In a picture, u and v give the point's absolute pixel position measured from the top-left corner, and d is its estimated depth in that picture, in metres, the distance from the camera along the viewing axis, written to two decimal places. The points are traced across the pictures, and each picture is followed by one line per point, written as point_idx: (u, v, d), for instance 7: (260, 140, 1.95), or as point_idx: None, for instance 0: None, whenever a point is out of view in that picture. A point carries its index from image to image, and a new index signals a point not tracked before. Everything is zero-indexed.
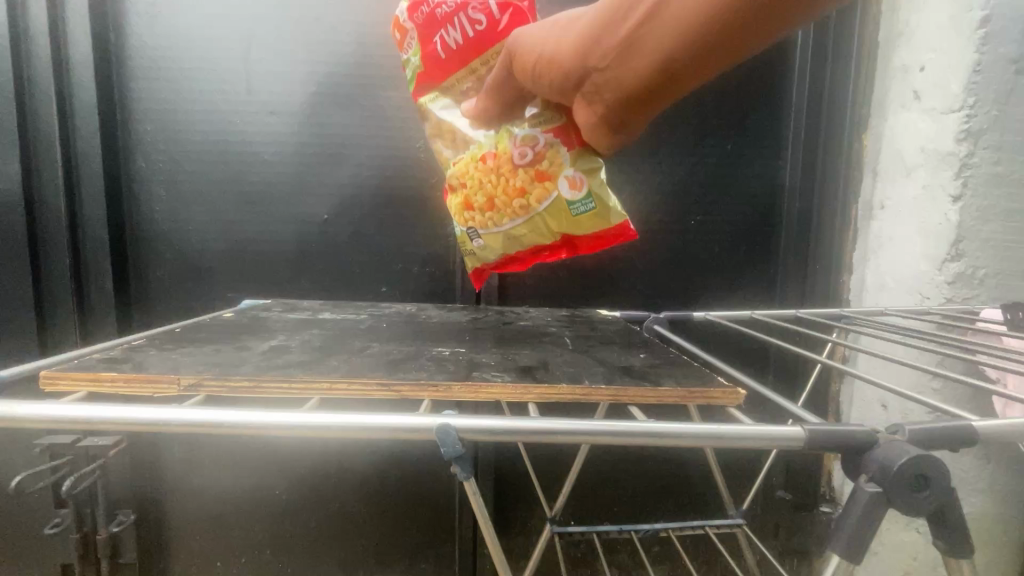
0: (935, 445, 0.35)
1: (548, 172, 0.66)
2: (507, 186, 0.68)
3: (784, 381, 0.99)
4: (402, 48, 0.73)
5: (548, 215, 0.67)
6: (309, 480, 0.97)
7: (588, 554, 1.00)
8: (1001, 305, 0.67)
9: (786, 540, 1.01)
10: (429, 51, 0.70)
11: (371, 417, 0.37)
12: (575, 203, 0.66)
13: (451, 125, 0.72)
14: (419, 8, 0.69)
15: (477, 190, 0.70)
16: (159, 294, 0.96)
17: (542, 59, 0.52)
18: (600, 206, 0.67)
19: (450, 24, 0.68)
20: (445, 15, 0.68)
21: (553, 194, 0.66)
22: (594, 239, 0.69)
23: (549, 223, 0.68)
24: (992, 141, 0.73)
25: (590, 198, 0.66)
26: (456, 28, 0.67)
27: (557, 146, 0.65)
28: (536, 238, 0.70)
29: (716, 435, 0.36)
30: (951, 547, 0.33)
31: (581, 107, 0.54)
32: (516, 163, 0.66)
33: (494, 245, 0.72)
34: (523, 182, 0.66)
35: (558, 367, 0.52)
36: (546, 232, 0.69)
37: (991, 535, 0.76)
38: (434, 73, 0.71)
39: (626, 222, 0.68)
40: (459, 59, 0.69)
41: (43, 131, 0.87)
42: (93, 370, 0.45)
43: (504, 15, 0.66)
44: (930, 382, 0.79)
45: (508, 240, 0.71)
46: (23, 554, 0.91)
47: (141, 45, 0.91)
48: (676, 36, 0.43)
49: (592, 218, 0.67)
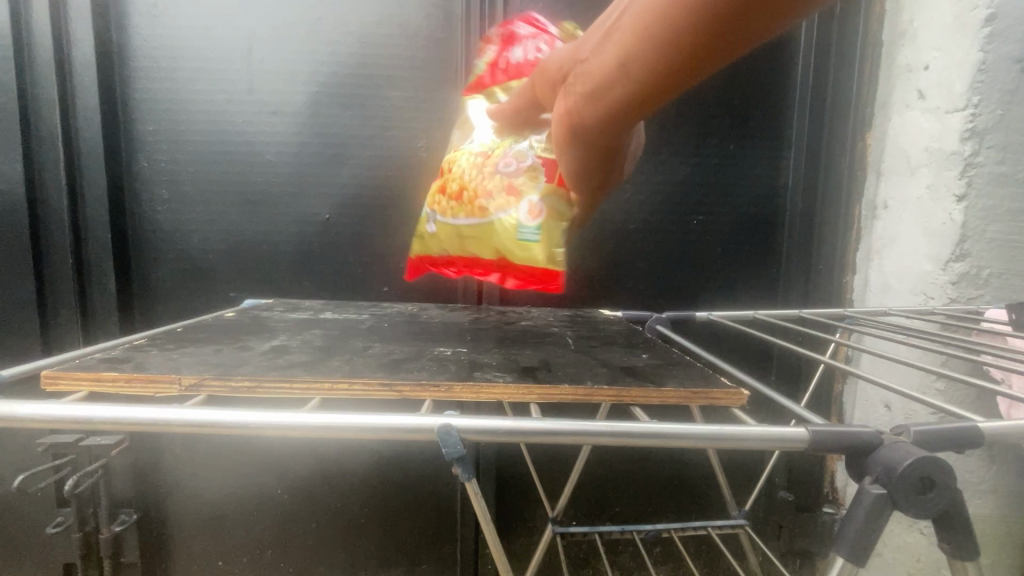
0: (942, 446, 0.35)
1: (519, 190, 0.65)
2: (479, 184, 0.68)
3: (787, 382, 0.99)
4: (479, 52, 0.75)
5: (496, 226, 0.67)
6: (311, 480, 0.97)
7: (590, 555, 1.00)
8: (1006, 305, 0.66)
9: (789, 541, 1.01)
10: (495, 57, 0.70)
11: (372, 417, 0.37)
12: (523, 228, 0.64)
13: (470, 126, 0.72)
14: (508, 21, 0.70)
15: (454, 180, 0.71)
16: (161, 293, 0.96)
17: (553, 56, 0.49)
18: (544, 245, 0.64)
19: (520, 44, 0.68)
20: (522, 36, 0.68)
21: (510, 208, 0.65)
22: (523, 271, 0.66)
23: (494, 233, 0.67)
24: (998, 140, 0.73)
25: (538, 232, 0.64)
26: (523, 49, 0.67)
27: (537, 172, 0.64)
28: (478, 244, 0.69)
29: (720, 436, 0.36)
30: (957, 549, 0.33)
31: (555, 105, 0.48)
32: (497, 167, 0.66)
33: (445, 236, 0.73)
34: (494, 186, 0.67)
35: (560, 367, 0.52)
36: (489, 241, 0.68)
37: (995, 536, 0.76)
38: (487, 75, 0.71)
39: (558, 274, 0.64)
40: (514, 75, 0.68)
41: (46, 131, 0.87)
42: (95, 370, 0.45)
43: None
44: (934, 383, 0.79)
45: (456, 236, 0.71)
46: (25, 553, 0.91)
47: (143, 45, 0.91)
48: (632, 30, 0.35)
49: (528, 250, 0.64)
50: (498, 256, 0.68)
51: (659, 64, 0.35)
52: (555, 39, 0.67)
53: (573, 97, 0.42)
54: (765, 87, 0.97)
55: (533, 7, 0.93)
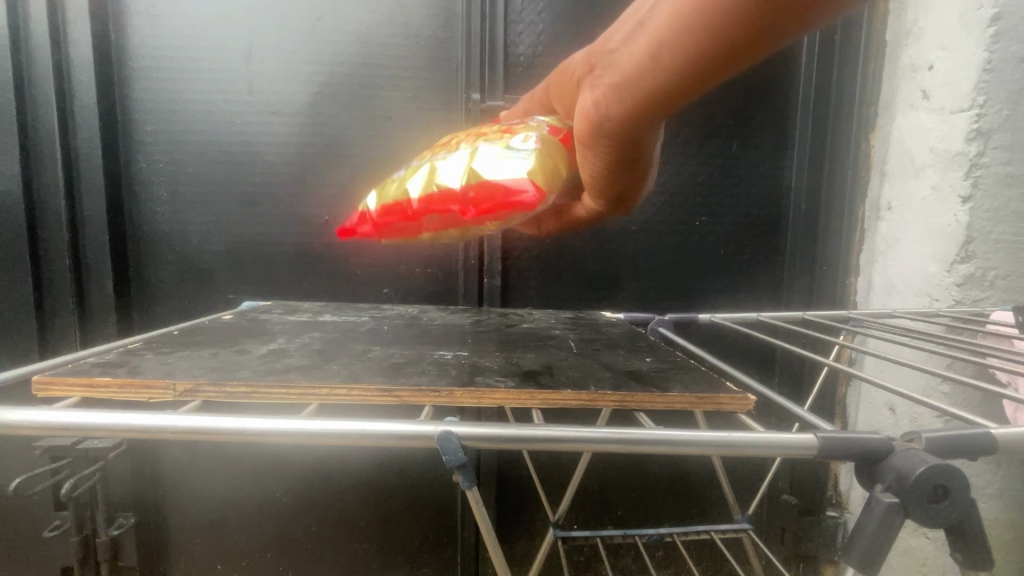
0: (954, 454, 0.34)
1: (513, 130, 0.54)
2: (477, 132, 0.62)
3: (790, 385, 0.98)
4: None
5: (479, 154, 0.54)
6: (310, 483, 0.96)
7: (591, 560, 0.99)
8: (1013, 307, 0.65)
9: (793, 545, 1.00)
10: None
11: (371, 424, 0.36)
12: (508, 151, 0.52)
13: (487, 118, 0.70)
14: None
15: (460, 137, 0.64)
16: (160, 294, 0.96)
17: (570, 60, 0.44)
18: (534, 162, 0.49)
19: None
20: None
21: (500, 138, 0.54)
22: (496, 194, 0.51)
23: (475, 159, 0.55)
24: (1003, 141, 0.72)
25: (526, 152, 0.50)
26: None
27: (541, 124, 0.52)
28: (453, 171, 0.57)
29: (728, 443, 0.35)
30: (969, 559, 0.32)
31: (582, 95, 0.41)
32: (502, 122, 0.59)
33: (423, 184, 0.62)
34: (494, 130, 0.58)
35: (562, 371, 0.51)
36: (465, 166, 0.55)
37: (1002, 540, 0.75)
38: None
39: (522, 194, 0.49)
40: None
41: (44, 132, 0.87)
42: (88, 375, 0.44)
43: None
44: (939, 386, 0.78)
45: (435, 172, 0.60)
46: (22, 556, 0.91)
47: (142, 45, 0.90)
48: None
49: (512, 173, 0.50)
50: (471, 183, 0.54)
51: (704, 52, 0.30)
52: None
53: (608, 82, 0.36)
54: (768, 88, 0.96)
55: (535, 6, 0.92)
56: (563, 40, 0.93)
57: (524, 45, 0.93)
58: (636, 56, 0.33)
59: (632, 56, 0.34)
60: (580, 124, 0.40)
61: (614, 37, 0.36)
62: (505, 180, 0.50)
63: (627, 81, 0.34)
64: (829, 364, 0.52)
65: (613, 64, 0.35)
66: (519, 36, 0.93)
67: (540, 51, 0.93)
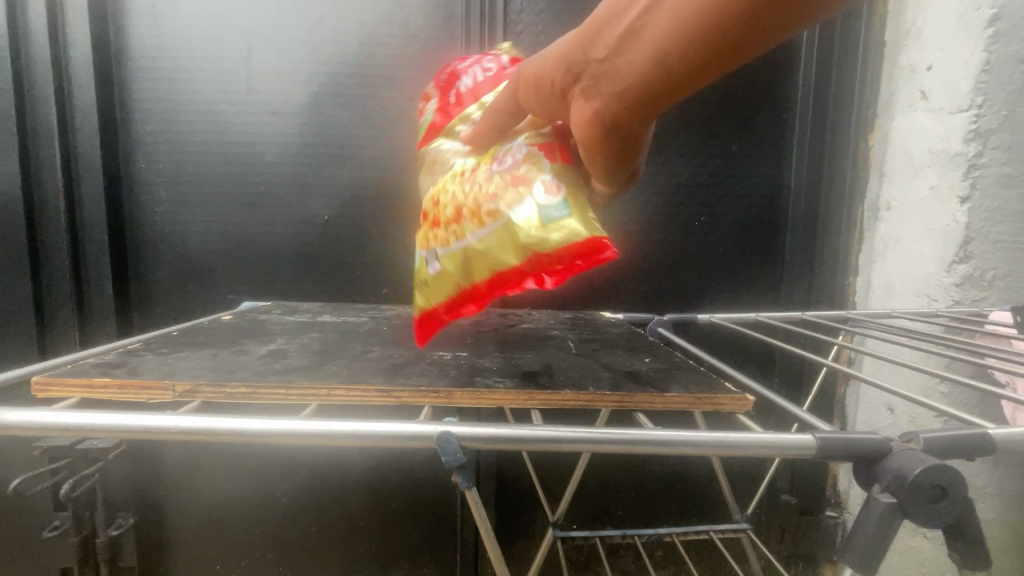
0: (952, 454, 0.34)
1: (523, 178, 0.52)
2: (472, 194, 0.54)
3: (789, 385, 0.98)
4: (420, 111, 0.72)
5: (519, 225, 0.50)
6: (310, 483, 0.96)
7: (590, 560, 0.99)
8: (1011, 307, 0.65)
9: (793, 545, 1.00)
10: (448, 100, 0.68)
11: (370, 425, 0.36)
12: (548, 208, 0.49)
13: (446, 158, 0.64)
14: (444, 73, 0.71)
15: (450, 205, 0.57)
16: (160, 295, 0.96)
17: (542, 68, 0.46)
18: (580, 219, 0.49)
19: (466, 74, 0.68)
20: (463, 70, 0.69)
21: (526, 199, 0.50)
22: (562, 260, 0.49)
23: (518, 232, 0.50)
24: (1003, 141, 0.72)
25: (566, 210, 0.49)
26: (470, 76, 0.67)
27: (540, 156, 0.53)
28: (495, 251, 0.51)
29: (726, 443, 0.35)
30: (967, 559, 0.32)
31: (576, 103, 0.44)
32: (492, 170, 0.54)
33: (450, 272, 0.54)
34: (496, 189, 0.53)
35: (561, 371, 0.51)
36: (504, 242, 0.51)
37: (1000, 540, 0.75)
38: (445, 116, 0.67)
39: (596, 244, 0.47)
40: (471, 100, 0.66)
41: (44, 132, 0.87)
42: (88, 375, 0.44)
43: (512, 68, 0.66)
44: (937, 386, 0.78)
45: (470, 255, 0.53)
46: (22, 557, 0.91)
47: (141, 45, 0.90)
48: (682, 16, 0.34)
49: (573, 230, 0.48)
50: (527, 259, 0.50)
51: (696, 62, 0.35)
52: (493, 59, 0.68)
53: (610, 93, 0.41)
54: (767, 88, 0.96)
55: (534, 7, 0.92)
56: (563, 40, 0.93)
57: (523, 45, 0.93)
58: (635, 68, 0.38)
59: (629, 68, 0.39)
60: (581, 133, 0.45)
61: (597, 47, 0.40)
62: (570, 244, 0.48)
63: (630, 91, 0.39)
64: (828, 364, 0.52)
65: (607, 75, 0.40)
66: (519, 36, 0.93)
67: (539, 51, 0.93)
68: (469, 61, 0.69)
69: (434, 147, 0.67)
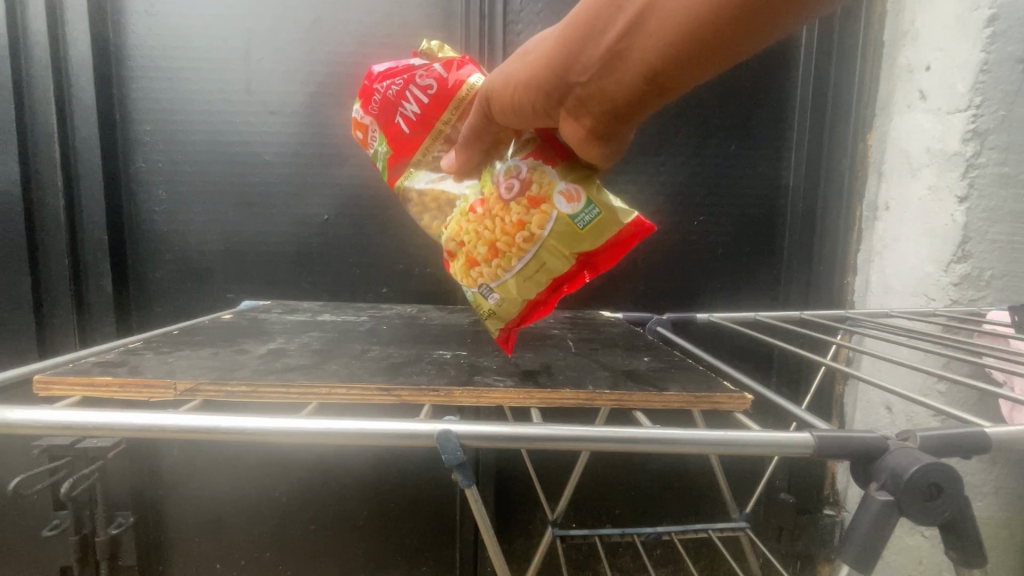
0: (948, 453, 0.34)
1: (540, 195, 0.54)
2: (501, 226, 0.55)
3: (787, 384, 0.99)
4: (367, 144, 0.67)
5: (561, 238, 0.54)
6: (309, 482, 0.96)
7: (590, 558, 0.99)
8: (1008, 306, 0.66)
9: (790, 543, 1.00)
10: (394, 133, 0.63)
11: (370, 423, 0.36)
12: (580, 212, 0.53)
13: (433, 190, 0.62)
14: (372, 98, 0.64)
15: (474, 244, 0.56)
16: (159, 294, 0.96)
17: (515, 93, 0.47)
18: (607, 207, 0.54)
19: (404, 100, 0.62)
20: (396, 95, 0.62)
21: (555, 215, 0.53)
22: (610, 247, 0.55)
23: (562, 245, 0.54)
24: (1000, 141, 0.72)
25: (596, 204, 0.53)
26: (411, 101, 0.61)
27: (543, 167, 0.54)
28: (547, 270, 0.55)
29: (725, 441, 0.36)
30: (964, 557, 0.33)
31: (566, 123, 0.46)
32: (505, 198, 0.54)
33: (511, 302, 0.56)
34: (519, 216, 0.54)
35: (560, 371, 0.51)
36: (555, 257, 0.54)
37: (997, 538, 0.75)
38: (403, 149, 0.63)
39: (638, 220, 0.55)
40: (424, 127, 0.62)
41: (43, 132, 0.87)
42: (88, 374, 0.44)
43: (450, 72, 0.61)
44: (935, 385, 0.78)
45: (524, 284, 0.55)
46: (21, 556, 0.91)
47: (140, 45, 0.90)
48: (669, 33, 0.37)
49: (613, 220, 0.54)
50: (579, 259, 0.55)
51: (683, 70, 0.39)
52: (423, 72, 0.61)
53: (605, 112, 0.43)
54: (766, 88, 0.96)
55: (534, 6, 0.92)
56: None
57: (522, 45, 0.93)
58: (624, 85, 0.41)
59: (618, 87, 0.41)
60: (580, 149, 0.47)
61: (578, 72, 0.42)
62: (614, 234, 0.55)
63: (623, 105, 0.42)
64: (826, 363, 0.52)
65: (595, 95, 0.42)
66: (518, 36, 0.93)
67: None
68: (398, 83, 0.61)
69: (412, 184, 0.63)
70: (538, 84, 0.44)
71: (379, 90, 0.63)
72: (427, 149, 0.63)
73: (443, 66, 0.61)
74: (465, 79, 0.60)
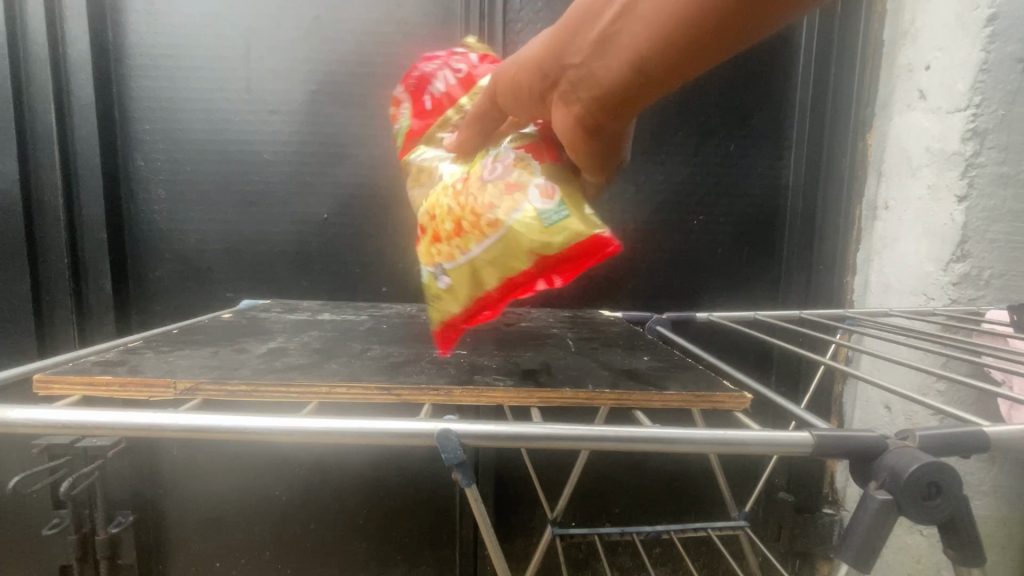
0: (946, 452, 0.34)
1: (516, 183, 0.53)
2: (471, 205, 0.54)
3: (787, 383, 0.99)
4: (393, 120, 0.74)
5: (520, 230, 0.51)
6: (309, 482, 0.96)
7: (589, 557, 0.99)
8: (1008, 306, 0.66)
9: (789, 543, 1.00)
10: (419, 107, 0.70)
11: (371, 423, 0.36)
12: (546, 212, 0.50)
13: (430, 166, 0.65)
14: (409, 75, 0.72)
15: (444, 219, 0.57)
16: (159, 293, 0.96)
17: (516, 71, 0.49)
18: (579, 216, 0.50)
19: (436, 79, 0.69)
20: (432, 74, 0.70)
21: (523, 205, 0.51)
22: (570, 260, 0.50)
23: (519, 237, 0.51)
24: (1000, 140, 0.72)
25: (565, 208, 0.50)
26: (442, 81, 0.69)
27: (529, 158, 0.54)
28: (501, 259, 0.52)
29: (724, 441, 0.36)
30: (963, 556, 0.33)
31: (557, 108, 0.47)
32: (483, 177, 0.55)
33: (462, 285, 0.55)
34: (489, 198, 0.53)
35: (560, 370, 0.51)
36: (511, 253, 0.52)
37: (995, 537, 0.76)
38: (421, 123, 0.69)
39: (606, 239, 0.49)
40: (445, 105, 0.68)
41: (42, 130, 0.86)
42: (88, 374, 0.44)
43: (484, 66, 0.68)
44: (934, 384, 0.78)
45: (478, 268, 0.54)
46: (21, 555, 0.91)
47: (139, 44, 0.90)
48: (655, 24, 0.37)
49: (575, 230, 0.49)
50: (535, 264, 0.51)
51: (666, 63, 0.39)
52: (462, 60, 0.69)
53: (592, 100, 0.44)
54: (766, 87, 0.96)
55: (534, 5, 0.92)
56: None
57: (522, 44, 0.93)
58: (611, 71, 0.41)
59: (604, 73, 0.42)
60: (566, 137, 0.48)
61: (572, 53, 0.43)
62: (573, 248, 0.49)
63: (608, 94, 0.42)
64: (824, 361, 0.52)
65: (584, 79, 0.43)
66: (518, 35, 0.93)
67: None
68: (437, 64, 0.70)
69: (417, 155, 0.68)
70: (536, 64, 0.46)
71: (419, 69, 0.71)
72: (439, 125, 0.68)
73: (476, 56, 0.69)
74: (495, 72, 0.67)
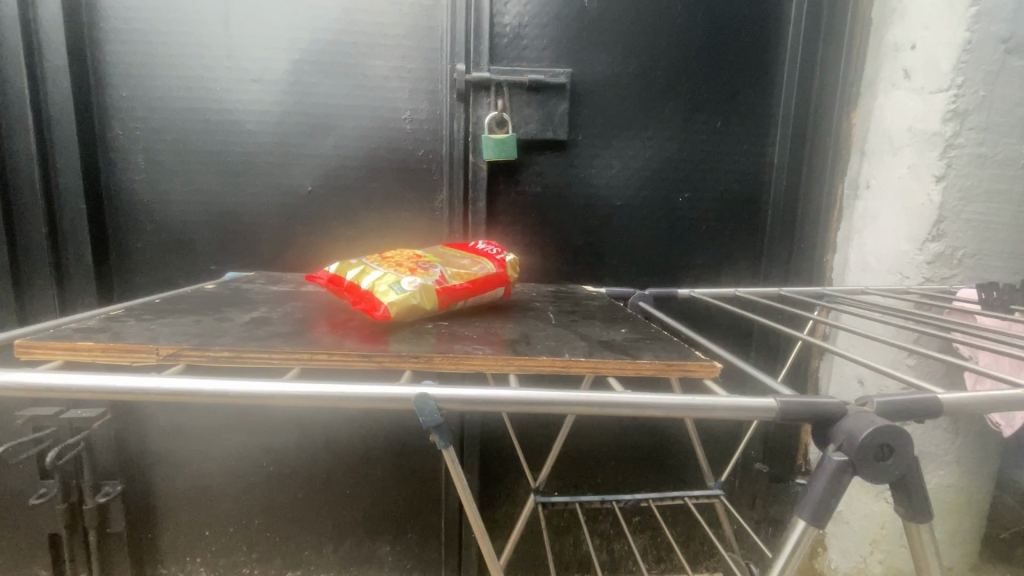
0: (903, 416, 0.36)
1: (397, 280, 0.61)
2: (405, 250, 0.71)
3: (765, 357, 1.01)
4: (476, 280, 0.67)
5: (361, 275, 0.59)
6: (297, 453, 0.98)
7: (571, 525, 1.03)
8: (978, 285, 0.68)
9: (762, 510, 1.05)
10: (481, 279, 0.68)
11: (350, 386, 0.37)
12: (381, 280, 0.56)
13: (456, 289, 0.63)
14: (479, 248, 0.71)
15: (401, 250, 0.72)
16: (140, 266, 0.95)
17: None
18: (383, 276, 0.57)
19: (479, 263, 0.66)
20: (483, 253, 0.69)
21: (391, 259, 0.62)
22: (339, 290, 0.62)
23: (363, 270, 0.60)
24: (976, 122, 0.74)
25: (380, 272, 0.58)
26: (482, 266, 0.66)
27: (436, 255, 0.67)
28: (367, 276, 0.58)
29: (693, 406, 0.37)
30: (912, 513, 0.35)
31: None
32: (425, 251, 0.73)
33: (342, 266, 0.63)
34: None
35: (539, 340, 0.52)
36: (353, 266, 0.62)
37: (955, 504, 0.79)
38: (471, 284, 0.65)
39: (361, 298, 0.56)
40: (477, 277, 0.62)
41: (14, 96, 0.84)
42: (70, 339, 0.44)
43: (497, 267, 0.65)
44: (906, 359, 0.81)
45: (344, 263, 0.63)
46: (7, 523, 0.92)
47: (115, 7, 0.87)
48: None
49: (366, 271, 0.60)
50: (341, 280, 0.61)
51: None
52: (496, 256, 0.68)
53: None
54: (754, 63, 0.96)
55: None
56: (551, 11, 0.92)
57: (510, 15, 0.92)
58: None
59: None
60: None
61: None
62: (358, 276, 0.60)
63: None
64: (802, 337, 0.53)
65: None
66: (506, 5, 0.91)
67: (525, 22, 0.92)
68: (491, 249, 0.69)
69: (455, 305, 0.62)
70: None
71: (485, 250, 0.70)
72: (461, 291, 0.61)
73: (501, 257, 0.67)
74: (495, 276, 0.64)
